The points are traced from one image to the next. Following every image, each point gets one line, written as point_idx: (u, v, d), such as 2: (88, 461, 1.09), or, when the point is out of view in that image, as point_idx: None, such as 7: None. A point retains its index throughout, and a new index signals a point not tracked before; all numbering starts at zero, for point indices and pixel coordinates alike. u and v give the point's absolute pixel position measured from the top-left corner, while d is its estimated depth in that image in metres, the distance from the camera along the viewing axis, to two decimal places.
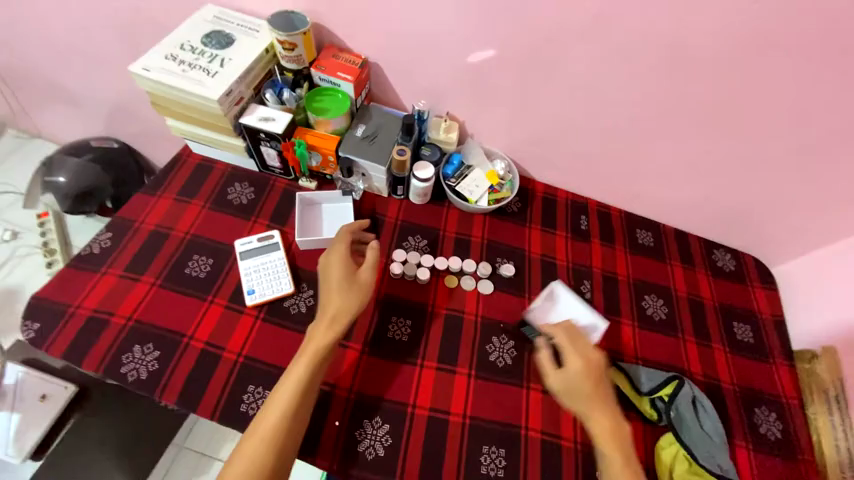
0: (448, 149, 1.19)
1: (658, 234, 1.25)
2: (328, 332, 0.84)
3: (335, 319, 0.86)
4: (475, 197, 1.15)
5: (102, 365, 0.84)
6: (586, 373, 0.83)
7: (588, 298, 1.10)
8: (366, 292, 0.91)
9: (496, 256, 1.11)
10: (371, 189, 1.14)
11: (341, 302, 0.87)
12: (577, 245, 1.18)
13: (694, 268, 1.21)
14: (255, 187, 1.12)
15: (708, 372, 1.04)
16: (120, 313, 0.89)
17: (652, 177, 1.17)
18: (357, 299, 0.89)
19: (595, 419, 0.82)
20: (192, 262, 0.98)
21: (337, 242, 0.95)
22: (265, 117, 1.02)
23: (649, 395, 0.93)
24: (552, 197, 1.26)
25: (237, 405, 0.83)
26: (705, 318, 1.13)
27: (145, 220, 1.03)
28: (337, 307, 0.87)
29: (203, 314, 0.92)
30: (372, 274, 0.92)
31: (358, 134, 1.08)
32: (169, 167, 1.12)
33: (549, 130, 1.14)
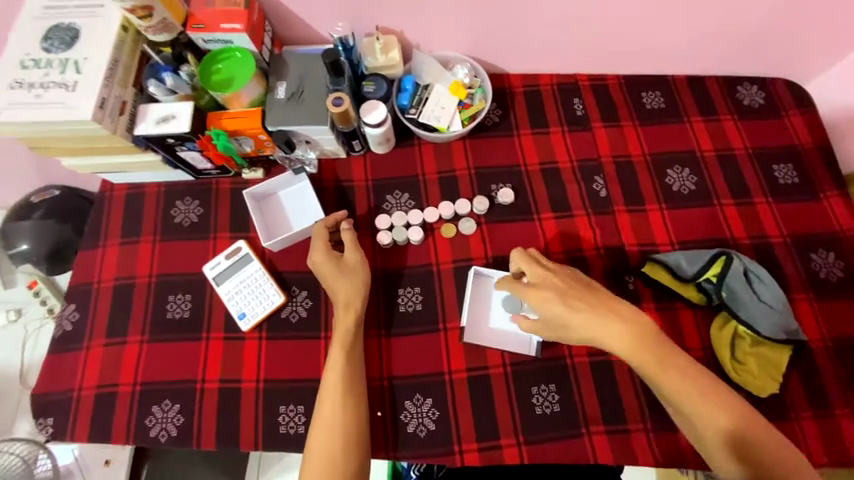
0: (394, 75, 0.95)
1: (668, 90, 1.04)
2: (344, 328, 0.80)
3: (346, 313, 0.81)
4: (446, 122, 0.95)
5: (130, 435, 0.81)
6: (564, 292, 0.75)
7: (604, 196, 0.96)
8: (361, 273, 0.84)
9: (490, 184, 0.96)
10: (325, 156, 0.97)
11: (342, 293, 0.82)
12: (578, 137, 1.00)
13: (717, 118, 1.02)
14: (199, 199, 0.96)
15: (753, 232, 0.93)
16: (124, 381, 0.84)
17: (649, 20, 0.93)
18: (357, 285, 0.83)
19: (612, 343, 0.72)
20: (170, 304, 0.89)
21: (315, 239, 0.85)
22: (164, 116, 0.82)
23: (695, 280, 0.85)
24: (535, 88, 1.04)
25: (275, 428, 0.81)
26: (740, 172, 0.98)
27: (102, 277, 0.92)
28: (344, 298, 0.81)
29: (205, 354, 0.85)
30: (360, 253, 0.85)
31: (281, 95, 0.87)
32: (98, 210, 0.97)
33: (507, 7, 0.89)
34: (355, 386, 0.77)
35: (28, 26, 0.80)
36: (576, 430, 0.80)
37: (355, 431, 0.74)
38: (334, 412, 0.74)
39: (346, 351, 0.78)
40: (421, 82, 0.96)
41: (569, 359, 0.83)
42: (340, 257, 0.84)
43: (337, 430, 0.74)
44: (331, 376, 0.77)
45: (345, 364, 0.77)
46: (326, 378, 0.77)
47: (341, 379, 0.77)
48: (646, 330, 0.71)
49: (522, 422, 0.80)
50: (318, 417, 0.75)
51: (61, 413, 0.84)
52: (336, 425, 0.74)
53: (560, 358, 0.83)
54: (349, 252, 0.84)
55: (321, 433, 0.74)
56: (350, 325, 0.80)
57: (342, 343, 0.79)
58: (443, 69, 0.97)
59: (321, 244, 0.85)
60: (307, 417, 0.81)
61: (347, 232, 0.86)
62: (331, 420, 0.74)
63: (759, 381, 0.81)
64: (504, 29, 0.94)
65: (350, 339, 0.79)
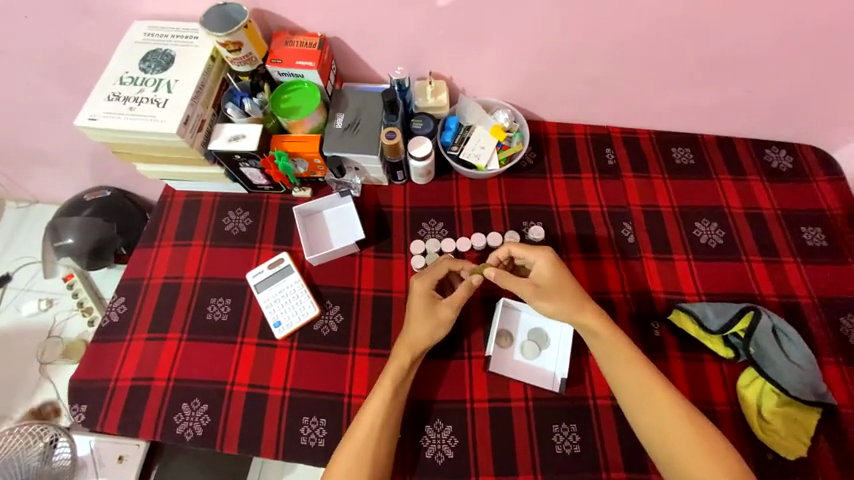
0: (441, 114, 1.04)
1: (697, 148, 1.10)
2: (398, 364, 0.81)
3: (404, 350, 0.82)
4: (484, 161, 1.02)
5: (158, 429, 0.84)
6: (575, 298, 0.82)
7: (632, 242, 0.99)
8: (442, 331, 0.83)
9: (522, 221, 1.01)
10: (369, 182, 1.04)
11: (416, 338, 0.83)
12: (609, 184, 1.05)
13: (745, 177, 1.07)
14: (250, 211, 1.04)
15: (782, 290, 0.95)
16: (159, 376, 0.88)
17: (681, 83, 1.01)
18: (432, 338, 0.83)
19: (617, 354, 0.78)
20: (211, 306, 0.94)
21: (424, 274, 0.87)
22: (235, 135, 0.91)
23: (721, 333, 0.85)
24: (569, 136, 1.11)
25: (296, 438, 0.82)
26: (768, 232, 1.01)
27: (152, 275, 0.99)
28: (414, 341, 0.83)
29: (238, 357, 0.89)
30: (452, 314, 0.84)
31: (338, 125, 0.96)
32: (158, 213, 1.06)
33: (551, 62, 0.99)
34: (392, 415, 0.78)
35: (131, 50, 0.92)
36: (595, 474, 0.78)
37: (385, 455, 0.76)
38: (370, 440, 0.75)
39: (394, 387, 0.79)
40: (464, 123, 1.05)
41: (592, 400, 0.83)
42: (438, 301, 0.85)
43: (367, 452, 0.75)
44: (374, 405, 0.78)
45: (389, 398, 0.78)
46: (369, 405, 0.79)
47: (382, 409, 0.78)
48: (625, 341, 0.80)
49: (541, 460, 0.79)
50: (351, 436, 0.77)
51: (96, 401, 0.88)
52: (367, 446, 0.75)
53: (582, 398, 0.83)
54: (446, 305, 0.84)
55: (351, 455, 0.75)
56: (407, 364, 0.81)
57: (393, 377, 0.80)
58: (485, 113, 1.05)
59: (427, 280, 0.86)
60: (327, 431, 0.82)
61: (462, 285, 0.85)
62: (365, 441, 0.75)
63: (786, 443, 0.79)
64: (545, 81, 1.03)
65: (401, 377, 0.80)
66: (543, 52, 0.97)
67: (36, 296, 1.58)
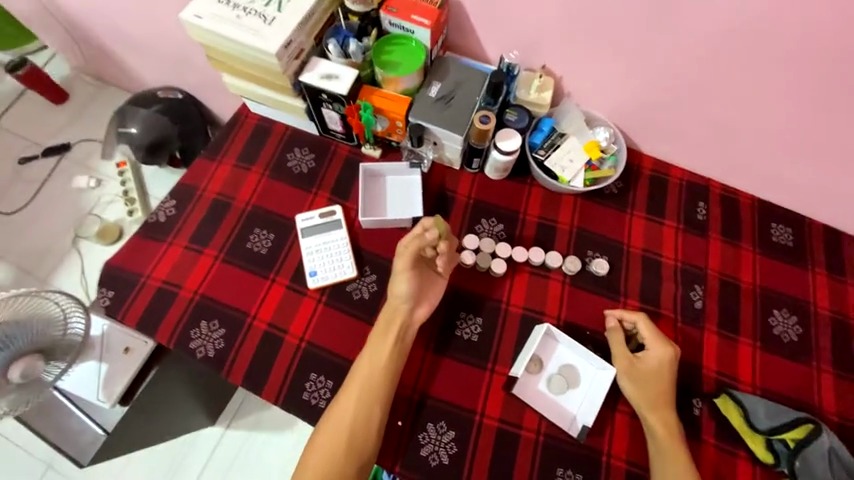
0: (538, 113, 0.97)
1: (800, 231, 0.98)
2: (377, 327, 0.81)
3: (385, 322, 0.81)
4: (568, 175, 0.95)
5: (174, 337, 0.85)
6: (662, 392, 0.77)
7: (698, 308, 0.90)
8: (399, 284, 0.82)
9: (587, 249, 0.93)
10: (441, 160, 0.99)
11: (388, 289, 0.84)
12: (691, 239, 0.96)
13: (844, 279, 0.95)
14: (315, 154, 1.01)
15: (848, 413, 0.84)
16: (187, 287, 0.88)
17: (815, 156, 0.89)
18: (394, 292, 0.82)
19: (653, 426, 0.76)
20: (254, 236, 0.93)
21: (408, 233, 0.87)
22: (328, 74, 0.87)
23: (767, 435, 0.77)
24: (663, 177, 1.01)
25: (299, 391, 0.81)
26: (852, 346, 0.90)
27: (207, 188, 0.98)
28: (389, 299, 0.83)
29: (265, 294, 0.87)
30: (407, 267, 0.82)
31: (432, 94, 0.90)
32: (228, 129, 1.05)
33: (676, 92, 0.89)
34: (375, 392, 0.76)
35: None
36: None
37: (361, 431, 0.74)
38: (361, 410, 0.74)
39: (370, 347, 0.79)
40: (558, 129, 0.98)
41: (606, 457, 0.77)
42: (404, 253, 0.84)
43: (348, 420, 0.74)
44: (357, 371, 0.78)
45: (363, 362, 0.78)
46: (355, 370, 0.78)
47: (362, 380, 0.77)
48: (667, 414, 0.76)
49: None
50: (337, 400, 0.76)
51: (125, 291, 0.89)
52: (347, 415, 0.74)
53: (596, 452, 0.77)
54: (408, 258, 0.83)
55: (333, 417, 0.75)
56: (385, 331, 0.80)
57: (372, 344, 0.79)
58: (585, 125, 0.97)
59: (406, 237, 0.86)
60: (331, 394, 0.80)
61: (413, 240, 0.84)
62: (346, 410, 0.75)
63: None
64: (660, 111, 0.93)
65: (375, 336, 0.80)
66: (674, 79, 0.87)
67: (89, 173, 1.63)
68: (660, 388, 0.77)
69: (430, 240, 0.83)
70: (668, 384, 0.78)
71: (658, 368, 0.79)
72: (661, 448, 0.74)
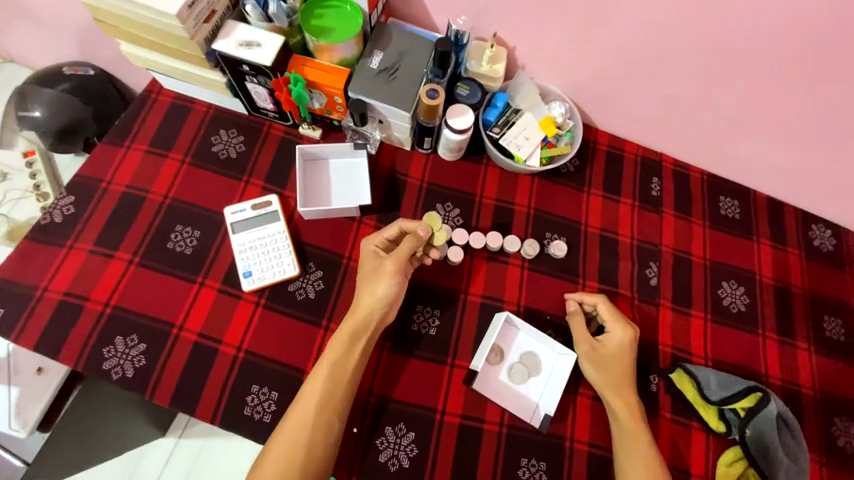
0: (490, 87, 0.90)
1: (745, 203, 1.00)
2: (343, 337, 0.72)
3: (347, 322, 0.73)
4: (525, 153, 0.89)
5: (82, 358, 0.72)
6: (623, 373, 0.76)
7: (654, 285, 0.90)
8: (382, 288, 0.74)
9: (545, 231, 0.90)
10: (389, 140, 0.90)
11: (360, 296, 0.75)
12: (646, 216, 0.95)
13: (784, 248, 0.98)
14: (245, 136, 0.89)
15: (787, 375, 0.89)
16: (95, 298, 0.75)
17: (759, 129, 0.89)
18: (372, 300, 0.74)
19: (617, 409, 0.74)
20: (175, 234, 0.80)
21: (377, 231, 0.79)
22: (247, 40, 0.74)
23: (719, 405, 0.80)
24: (619, 152, 0.99)
25: (239, 407, 0.72)
26: (791, 311, 0.94)
27: (114, 179, 0.84)
28: (361, 309, 0.74)
29: (193, 300, 0.76)
30: (394, 269, 0.74)
31: (373, 65, 0.81)
32: (137, 109, 0.89)
33: (629, 64, 0.85)
34: (334, 404, 0.69)
35: None
36: None
37: (319, 447, 0.66)
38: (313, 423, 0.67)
39: (336, 360, 0.71)
40: (513, 104, 0.92)
41: (569, 442, 0.76)
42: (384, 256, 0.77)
43: (302, 436, 0.66)
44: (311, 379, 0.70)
45: (324, 377, 0.69)
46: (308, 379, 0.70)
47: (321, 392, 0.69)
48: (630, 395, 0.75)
49: None
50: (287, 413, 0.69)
51: (16, 307, 0.75)
52: (300, 431, 0.67)
53: (559, 437, 0.76)
54: (390, 259, 0.75)
55: (284, 434, 0.67)
56: (351, 340, 0.72)
57: (332, 355, 0.71)
58: (540, 99, 0.92)
59: (378, 237, 0.78)
60: (276, 407, 0.72)
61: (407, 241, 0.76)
62: (298, 426, 0.67)
63: None
64: (613, 84, 0.90)
65: (343, 347, 0.71)
66: (627, 50, 0.83)
67: None
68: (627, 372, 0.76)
69: (425, 238, 0.76)
70: (629, 365, 0.77)
71: (618, 348, 0.77)
72: (623, 429, 0.73)
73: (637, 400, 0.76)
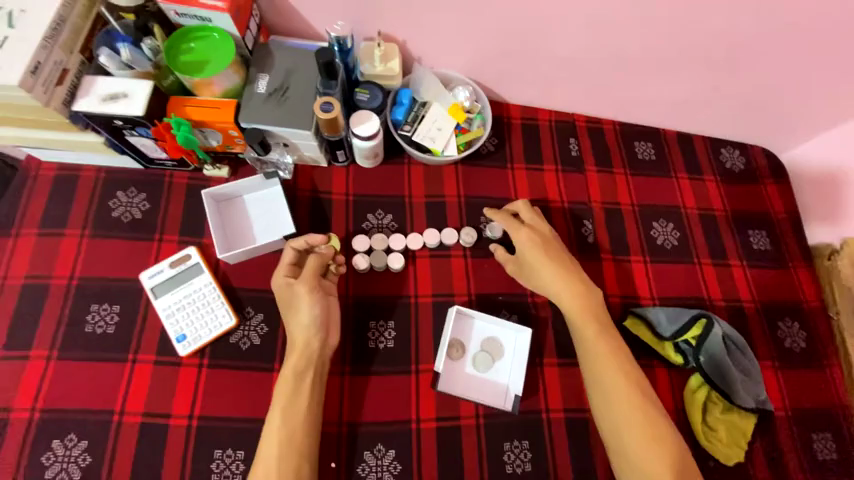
0: (391, 85, 0.88)
1: (659, 144, 1.05)
2: (289, 376, 0.70)
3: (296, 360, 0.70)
4: (441, 144, 0.89)
5: (21, 473, 0.66)
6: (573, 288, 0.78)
7: (592, 241, 0.93)
8: (305, 319, 0.72)
9: (480, 216, 0.90)
10: (303, 161, 0.87)
11: (291, 329, 0.73)
12: (572, 177, 0.98)
13: (701, 177, 1.04)
14: (147, 192, 0.83)
15: (727, 294, 0.95)
16: (20, 406, 0.69)
17: (653, 72, 0.93)
18: (301, 331, 0.72)
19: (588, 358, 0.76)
20: (92, 315, 0.74)
21: (283, 260, 0.75)
22: (113, 93, 0.68)
23: (673, 339, 0.84)
24: (533, 122, 1.01)
25: (205, 477, 0.68)
26: (719, 234, 1.00)
27: (9, 274, 0.76)
28: (296, 340, 0.72)
29: (128, 380, 0.71)
30: (309, 297, 0.72)
31: (261, 90, 0.76)
32: (16, 192, 0.81)
33: (519, 36, 0.86)
34: (298, 442, 0.66)
35: None
36: None
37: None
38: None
39: (285, 401, 0.68)
40: (419, 99, 0.91)
41: (545, 414, 0.78)
42: (296, 283, 0.73)
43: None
44: (272, 429, 0.67)
45: (278, 421, 0.67)
46: (268, 430, 0.67)
47: (280, 436, 0.67)
48: (600, 346, 0.75)
49: None
50: (253, 472, 0.65)
51: None
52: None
53: (535, 412, 0.77)
54: (304, 286, 0.73)
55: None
56: (297, 376, 0.70)
57: (283, 397, 0.69)
58: (443, 88, 0.92)
59: (285, 267, 0.75)
60: (245, 466, 0.69)
61: (314, 258, 0.74)
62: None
63: (727, 450, 0.81)
64: (508, 57, 0.91)
65: (287, 385, 0.69)
66: (513, 23, 0.84)
67: None
68: (589, 326, 0.76)
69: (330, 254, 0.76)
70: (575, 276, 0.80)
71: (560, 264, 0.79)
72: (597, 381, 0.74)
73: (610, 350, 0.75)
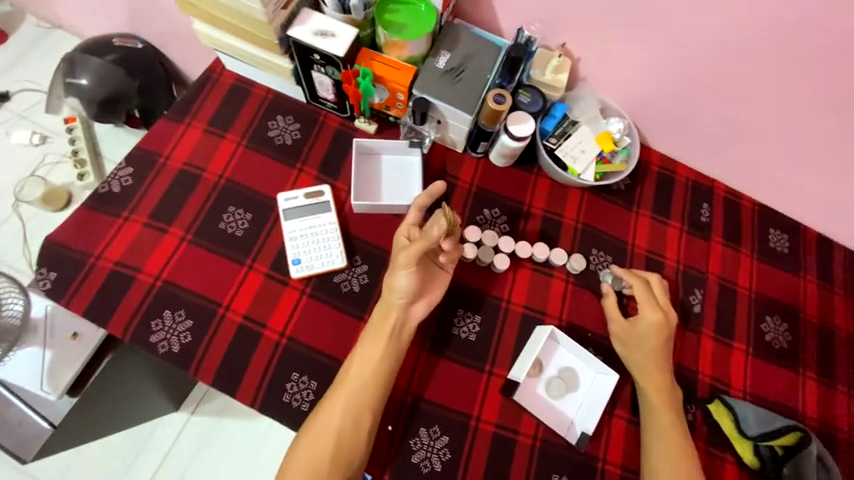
0: (551, 96, 0.89)
1: (795, 239, 0.98)
2: (375, 332, 0.74)
3: (382, 322, 0.74)
4: (580, 166, 0.88)
5: (130, 329, 0.73)
6: (653, 353, 0.77)
7: (697, 312, 0.89)
8: (396, 283, 0.74)
9: (591, 247, 0.89)
10: (443, 141, 0.90)
11: (384, 283, 0.77)
12: (694, 241, 0.94)
13: (831, 288, 0.96)
14: (301, 124, 0.89)
15: (826, 419, 0.87)
16: (147, 271, 0.76)
17: (821, 165, 0.88)
18: (390, 290, 0.75)
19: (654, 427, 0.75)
20: (227, 215, 0.81)
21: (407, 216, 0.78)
22: (323, 30, 0.74)
23: (755, 441, 0.78)
24: (670, 174, 0.98)
25: (278, 393, 0.72)
26: (834, 353, 0.92)
27: (171, 155, 0.85)
28: (384, 294, 0.75)
29: (240, 282, 0.77)
30: (407, 268, 0.73)
31: (439, 65, 0.80)
32: (198, 88, 0.90)
33: (698, 85, 0.84)
34: (369, 394, 0.70)
35: None
36: None
37: (350, 435, 0.68)
38: (350, 422, 0.68)
39: (359, 347, 0.73)
40: (570, 116, 0.91)
41: (601, 463, 0.75)
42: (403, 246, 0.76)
43: (336, 420, 0.68)
44: (351, 376, 0.71)
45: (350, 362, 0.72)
46: (347, 374, 0.71)
47: (353, 380, 0.70)
48: (668, 421, 0.75)
49: None
50: (325, 404, 0.70)
51: (70, 272, 0.76)
52: (336, 416, 0.68)
53: (592, 458, 0.75)
54: (404, 255, 0.74)
55: (320, 416, 0.69)
56: (378, 330, 0.73)
57: (366, 345, 0.73)
58: (599, 114, 0.91)
59: (405, 225, 0.77)
60: (315, 396, 0.73)
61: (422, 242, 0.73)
62: (335, 411, 0.69)
63: None
64: (676, 104, 0.89)
65: (368, 334, 0.73)
66: (699, 71, 0.82)
67: (31, 126, 1.40)
68: (661, 399, 0.76)
69: (438, 237, 0.73)
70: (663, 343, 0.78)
71: (656, 329, 0.77)
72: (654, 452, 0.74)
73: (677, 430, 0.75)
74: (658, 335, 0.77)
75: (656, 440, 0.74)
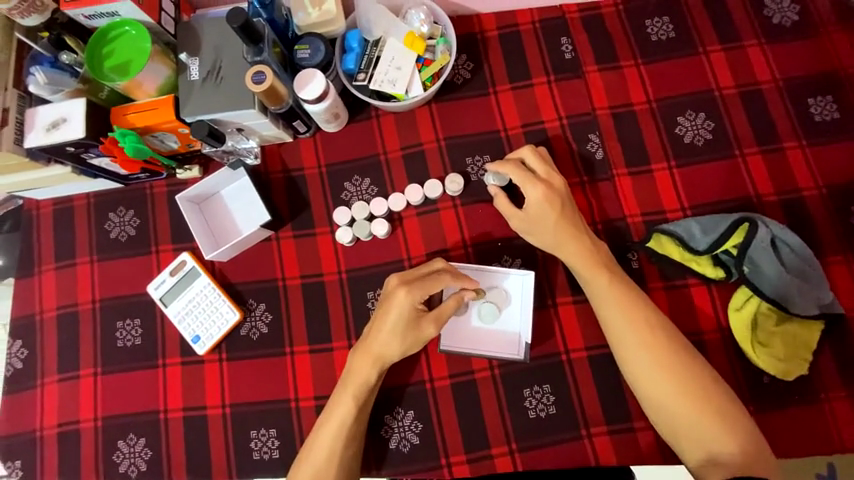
0: (334, 33, 0.77)
1: (679, 15, 0.83)
2: (370, 376, 0.68)
3: (379, 369, 0.68)
4: (402, 87, 0.78)
5: (100, 471, 0.77)
6: (562, 225, 0.70)
7: (600, 158, 0.80)
8: (416, 347, 0.68)
9: (464, 158, 0.81)
10: (267, 141, 0.82)
11: (387, 352, 0.67)
12: (568, 86, 0.82)
13: (739, 44, 0.83)
14: (135, 209, 0.84)
15: (782, 186, 0.78)
16: (85, 417, 0.78)
17: None
18: (405, 353, 0.68)
19: (600, 302, 0.68)
20: (120, 331, 0.80)
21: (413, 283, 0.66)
22: (54, 121, 0.67)
23: (709, 252, 0.72)
24: (512, 30, 0.84)
25: (248, 454, 0.75)
26: (768, 113, 0.80)
27: (44, 307, 0.83)
28: (387, 356, 0.67)
29: (164, 381, 0.78)
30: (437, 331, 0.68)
31: (194, 77, 0.71)
32: (27, 233, 0.86)
33: None
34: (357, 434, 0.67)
35: None
36: (576, 432, 0.71)
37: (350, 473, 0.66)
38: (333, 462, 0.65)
39: (357, 407, 0.67)
40: (369, 38, 0.79)
41: (565, 356, 0.73)
42: (424, 314, 0.67)
43: (331, 471, 0.65)
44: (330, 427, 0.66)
45: (351, 421, 0.67)
46: (325, 425, 0.67)
47: (351, 427, 0.67)
48: (620, 289, 0.68)
49: (514, 428, 0.72)
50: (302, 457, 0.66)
51: (27, 454, 0.79)
52: (332, 465, 0.65)
53: (553, 356, 0.73)
54: (432, 321, 0.67)
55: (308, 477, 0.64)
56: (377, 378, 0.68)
57: (355, 391, 0.67)
58: (395, 18, 0.78)
59: (419, 292, 0.66)
60: (280, 441, 0.74)
61: (451, 300, 0.68)
62: (324, 464, 0.65)
63: (786, 364, 0.71)
64: None
65: (366, 394, 0.68)
66: None
67: None
68: (597, 270, 0.69)
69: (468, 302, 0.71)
70: (562, 209, 0.70)
71: (549, 204, 0.70)
72: (613, 325, 0.67)
73: (629, 287, 0.69)
74: (559, 208, 0.70)
75: (608, 312, 0.68)
